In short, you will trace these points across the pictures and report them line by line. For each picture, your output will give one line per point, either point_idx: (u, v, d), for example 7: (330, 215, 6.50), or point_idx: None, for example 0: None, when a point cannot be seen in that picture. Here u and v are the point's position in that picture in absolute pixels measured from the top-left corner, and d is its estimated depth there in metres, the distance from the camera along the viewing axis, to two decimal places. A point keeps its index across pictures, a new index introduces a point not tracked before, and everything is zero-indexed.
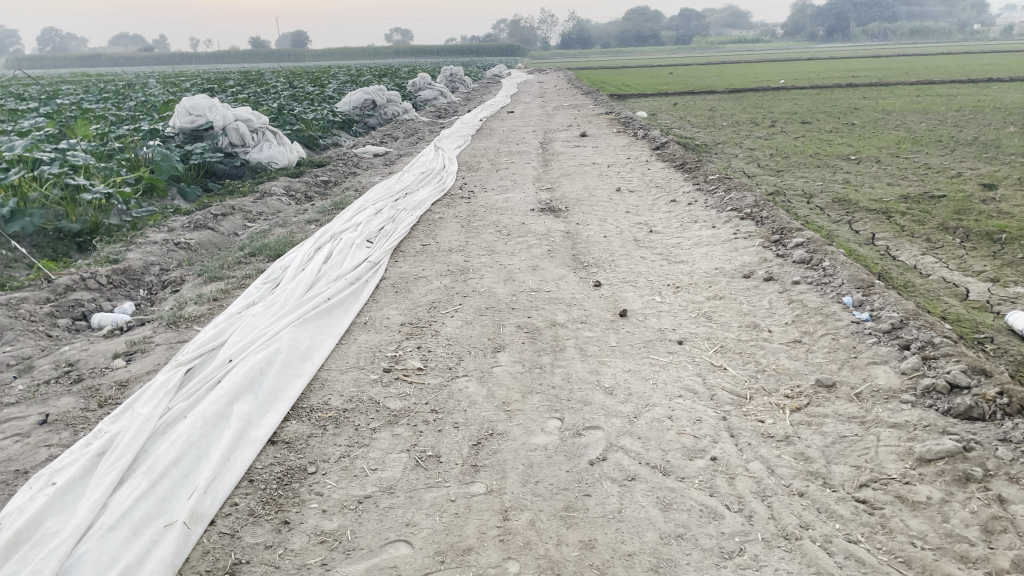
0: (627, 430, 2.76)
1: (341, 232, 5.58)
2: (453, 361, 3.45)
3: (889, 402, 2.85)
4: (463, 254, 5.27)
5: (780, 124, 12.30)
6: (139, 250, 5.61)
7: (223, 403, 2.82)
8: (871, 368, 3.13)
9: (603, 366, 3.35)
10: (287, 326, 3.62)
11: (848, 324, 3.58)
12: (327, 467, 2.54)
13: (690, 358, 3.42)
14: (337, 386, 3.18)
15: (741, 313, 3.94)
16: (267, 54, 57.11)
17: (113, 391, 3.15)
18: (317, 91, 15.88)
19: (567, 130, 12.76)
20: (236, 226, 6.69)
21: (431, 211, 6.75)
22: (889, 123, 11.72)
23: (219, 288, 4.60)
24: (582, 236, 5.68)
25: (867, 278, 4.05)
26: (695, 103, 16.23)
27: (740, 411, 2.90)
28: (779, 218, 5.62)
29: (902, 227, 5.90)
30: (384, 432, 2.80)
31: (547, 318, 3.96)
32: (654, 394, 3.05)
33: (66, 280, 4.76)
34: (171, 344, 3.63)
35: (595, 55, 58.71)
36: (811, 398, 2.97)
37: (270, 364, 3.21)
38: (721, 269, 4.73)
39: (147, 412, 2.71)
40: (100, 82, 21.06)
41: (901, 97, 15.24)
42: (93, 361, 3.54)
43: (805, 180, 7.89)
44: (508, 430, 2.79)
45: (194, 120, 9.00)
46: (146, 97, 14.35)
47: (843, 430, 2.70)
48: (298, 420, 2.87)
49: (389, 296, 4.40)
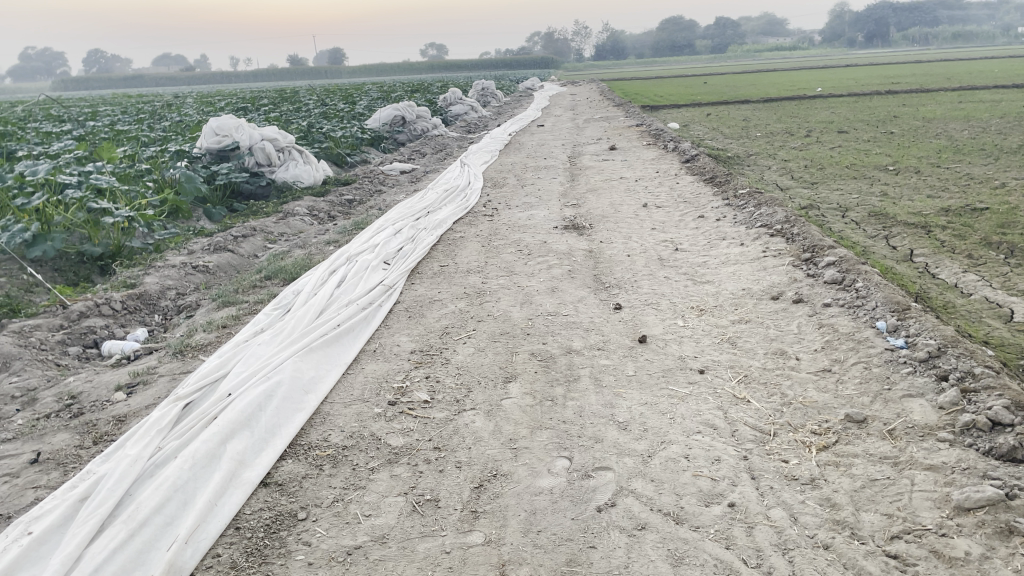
0: (640, 471, 2.58)
1: (358, 254, 5.48)
2: (461, 393, 3.30)
3: (925, 440, 2.64)
4: (482, 276, 5.14)
5: (816, 134, 12.00)
6: (157, 273, 5.57)
7: (215, 441, 2.72)
8: (905, 402, 2.91)
9: (618, 399, 3.17)
10: (292, 356, 3.51)
11: (881, 351, 3.36)
12: (318, 513, 2.41)
13: (710, 389, 3.22)
14: (338, 421, 3.05)
15: (768, 338, 3.74)
16: (303, 72, 57.90)
17: (109, 427, 3.06)
18: (347, 109, 15.91)
19: (597, 143, 12.59)
20: (257, 248, 6.64)
21: (452, 229, 6.64)
22: (929, 131, 11.37)
23: (231, 314, 4.52)
24: (605, 255, 5.52)
25: (903, 301, 3.82)
26: (728, 113, 15.95)
27: (762, 449, 2.71)
28: (811, 234, 5.39)
29: (942, 242, 5.64)
30: (382, 472, 2.66)
31: (563, 345, 3.80)
32: (670, 430, 2.86)
33: (81, 307, 4.71)
34: (174, 376, 3.54)
35: (629, 66, 58.47)
36: (839, 435, 2.76)
37: (270, 398, 3.10)
38: (748, 289, 4.52)
39: (135, 452, 2.62)
40: (138, 104, 21.42)
41: (942, 103, 14.82)
42: (94, 394, 3.45)
43: (841, 193, 7.63)
44: (513, 470, 2.63)
45: (220, 141, 8.99)
46: (181, 118, 14.52)
47: (874, 472, 2.50)
48: (295, 459, 2.75)
49: (402, 322, 4.27)
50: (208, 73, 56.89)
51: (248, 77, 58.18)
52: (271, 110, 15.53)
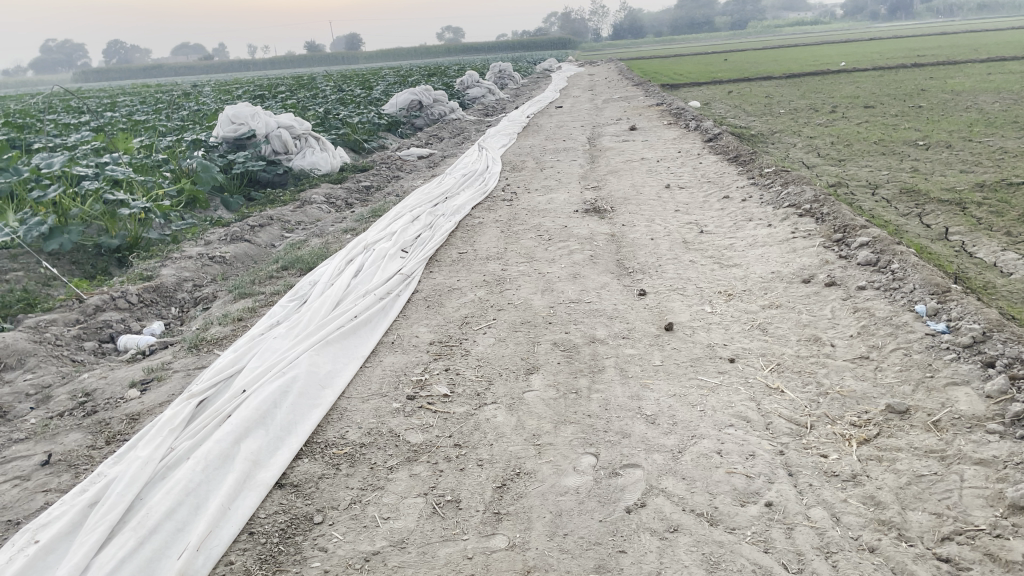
0: (670, 469, 2.46)
1: (375, 242, 5.37)
2: (481, 386, 3.18)
3: (973, 432, 2.49)
4: (502, 262, 5.02)
5: (841, 110, 11.72)
6: (174, 264, 5.49)
7: (230, 441, 2.63)
8: (950, 391, 2.76)
9: (645, 390, 3.04)
10: (308, 350, 3.41)
11: (921, 336, 3.20)
12: (335, 516, 2.31)
13: (742, 379, 3.09)
14: (356, 417, 2.95)
15: (800, 324, 3.59)
16: (319, 59, 57.84)
17: (122, 427, 2.99)
18: (365, 94, 15.78)
19: (616, 123, 12.39)
20: (274, 237, 6.56)
21: (471, 215, 6.52)
22: (959, 104, 11.06)
23: (247, 306, 4.43)
24: (628, 239, 5.37)
25: (942, 283, 3.65)
26: (752, 90, 15.64)
27: (799, 443, 2.58)
28: (841, 214, 5.20)
29: (978, 219, 5.43)
30: (401, 471, 2.56)
31: (586, 334, 3.68)
32: (700, 424, 2.74)
33: (97, 300, 4.63)
34: (189, 372, 3.46)
35: (647, 45, 57.85)
36: (880, 427, 2.62)
37: (285, 395, 3.00)
38: (778, 273, 4.36)
39: (146, 454, 2.54)
40: (155, 95, 21.27)
41: (971, 75, 14.44)
42: (108, 391, 3.37)
43: (870, 169, 7.42)
44: (537, 468, 2.52)
45: (237, 129, 8.89)
46: (198, 107, 14.48)
47: (921, 468, 2.35)
48: (311, 458, 2.65)
49: (420, 312, 4.17)
50: (227, 61, 56.88)
51: (265, 65, 58.07)
52: (287, 97, 15.43)
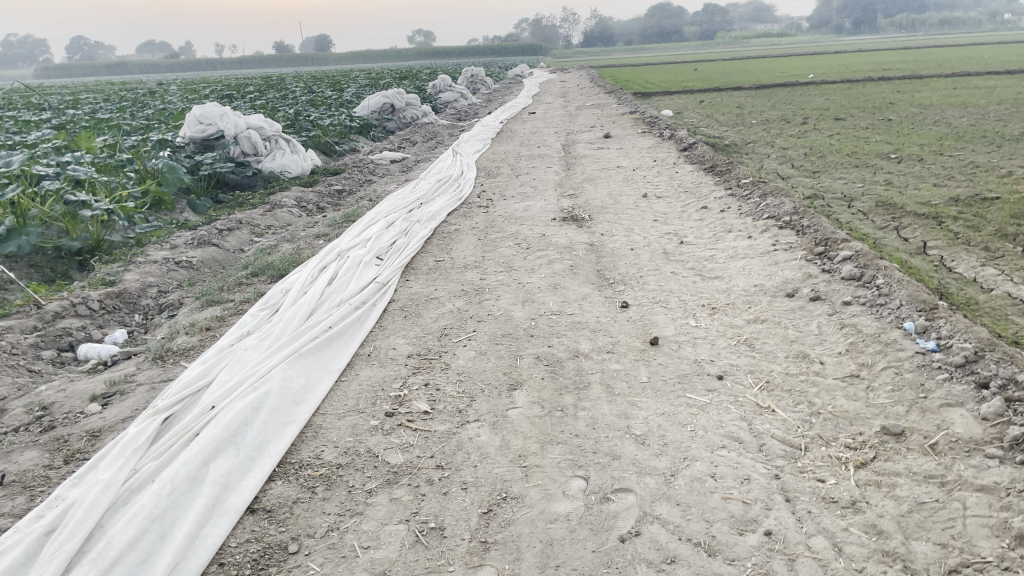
0: (663, 494, 2.36)
1: (349, 249, 5.22)
2: (463, 402, 3.06)
3: (972, 457, 2.44)
4: (480, 271, 4.90)
5: (813, 121, 11.79)
6: (138, 270, 5.29)
7: (198, 462, 2.47)
8: (945, 412, 2.71)
9: (632, 409, 2.94)
10: (281, 363, 3.25)
11: (911, 354, 3.15)
12: (311, 545, 2.18)
13: (731, 397, 3.00)
14: (331, 436, 2.81)
15: (787, 340, 3.52)
16: (287, 60, 57.22)
17: (82, 444, 2.81)
18: (335, 96, 15.57)
19: (590, 131, 12.33)
20: (243, 241, 6.37)
21: (447, 222, 6.40)
22: (928, 118, 11.18)
23: (215, 314, 4.26)
24: (607, 249, 5.29)
25: (929, 299, 3.61)
26: (723, 100, 15.71)
27: (795, 467, 2.49)
28: (822, 226, 5.17)
29: (956, 234, 5.43)
30: (380, 495, 2.42)
31: (569, 348, 3.57)
32: (692, 445, 2.65)
33: (56, 307, 4.43)
34: (154, 385, 3.28)
35: (617, 54, 58.23)
36: (877, 450, 2.55)
37: (257, 412, 2.85)
38: (761, 286, 4.30)
39: (108, 477, 2.38)
40: (119, 91, 20.83)
41: (938, 90, 14.63)
42: (67, 404, 3.19)
43: (844, 182, 7.44)
44: (524, 493, 2.40)
45: (204, 129, 8.68)
46: (165, 106, 14.17)
47: (921, 495, 2.29)
48: (285, 481, 2.51)
49: (397, 322, 4.03)
50: (194, 59, 56.04)
51: (234, 64, 57.36)
52: (257, 98, 15.16)
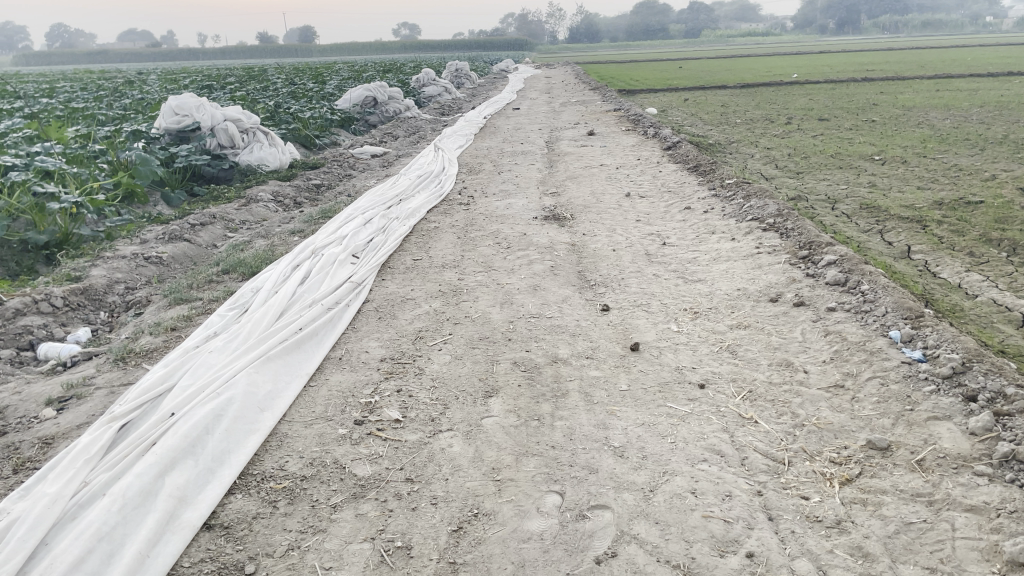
0: (642, 511, 2.26)
1: (324, 246, 5.09)
2: (436, 410, 2.95)
3: (961, 475, 2.36)
4: (458, 271, 4.79)
5: (797, 121, 11.75)
6: (105, 265, 5.14)
7: (153, 474, 2.35)
8: (932, 426, 2.63)
9: (611, 419, 2.85)
10: (247, 367, 3.12)
11: (897, 364, 3.08)
12: (269, 566, 2.06)
13: (713, 407, 2.91)
14: (297, 445, 2.69)
15: (770, 347, 3.43)
16: (271, 50, 56.68)
17: (34, 452, 2.67)
18: (317, 88, 15.36)
19: (574, 127, 12.23)
20: (216, 236, 6.21)
21: (426, 219, 6.27)
22: (911, 120, 11.16)
23: (182, 313, 4.11)
24: (589, 250, 5.19)
25: (915, 307, 3.54)
26: (708, 99, 15.64)
27: (778, 483, 2.40)
28: (806, 230, 5.10)
29: (941, 238, 5.38)
30: (345, 510, 2.31)
31: (548, 353, 3.47)
32: (672, 458, 2.55)
33: (17, 303, 4.26)
34: (113, 389, 3.14)
35: (602, 50, 58.20)
36: (863, 466, 2.47)
37: (218, 420, 2.72)
38: (744, 290, 4.22)
39: (56, 490, 2.25)
40: (97, 80, 20.54)
41: (921, 91, 14.62)
42: (21, 408, 3.05)
43: (828, 183, 7.38)
44: (497, 509, 2.30)
45: (180, 121, 8.51)
46: (143, 96, 13.95)
47: (909, 514, 2.20)
48: (245, 494, 2.38)
49: (371, 324, 3.91)
50: (176, 49, 55.45)
51: (217, 55, 56.78)
52: (237, 89, 14.92)
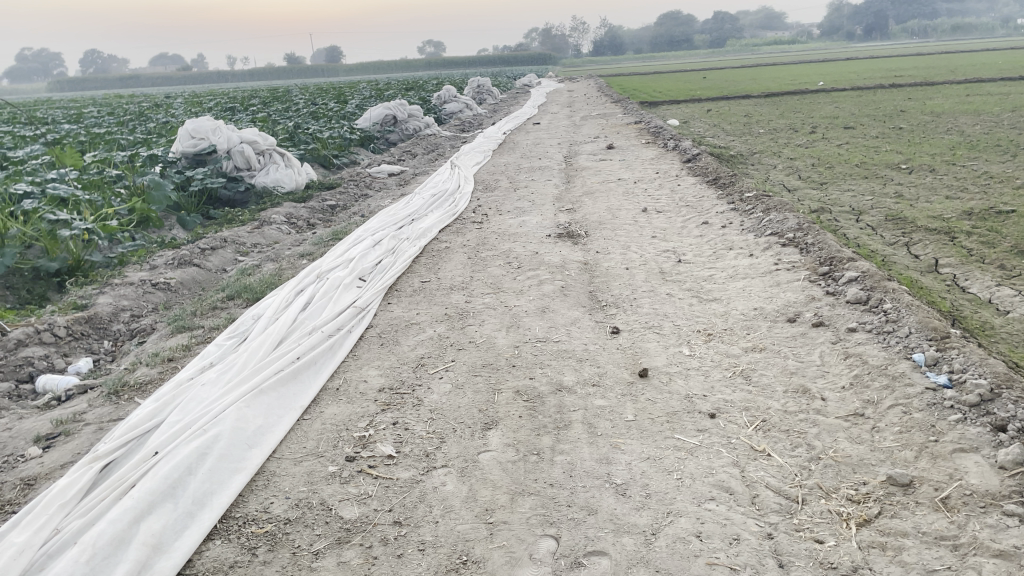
0: (642, 557, 2.11)
1: (329, 270, 5.00)
2: (432, 444, 2.82)
3: (988, 515, 2.18)
4: (466, 293, 4.67)
5: (822, 130, 11.51)
6: (112, 292, 5.09)
7: (127, 520, 2.25)
8: (959, 459, 2.45)
9: (614, 453, 2.69)
10: (238, 400, 3.03)
11: (921, 390, 2.89)
12: None
13: (723, 439, 2.74)
14: (284, 485, 2.57)
15: (786, 372, 3.26)
16: (298, 71, 57.36)
17: (14, 495, 2.59)
18: (338, 108, 15.39)
19: (593, 142, 12.11)
20: (226, 261, 6.16)
21: (437, 239, 6.16)
22: (940, 126, 10.87)
23: (182, 342, 4.04)
24: (602, 269, 5.04)
25: (940, 327, 3.35)
26: (731, 109, 15.43)
27: (790, 524, 2.23)
28: (827, 244, 4.91)
29: (970, 251, 5.15)
30: (328, 558, 2.18)
31: (552, 381, 3.32)
32: (677, 497, 2.39)
33: (20, 333, 4.21)
34: (102, 426, 3.05)
35: (627, 62, 58.09)
36: (882, 505, 2.29)
37: (202, 459, 2.62)
38: (761, 309, 4.05)
39: (24, 540, 2.17)
40: (126, 104, 20.83)
41: (951, 97, 14.26)
42: (9, 446, 2.97)
43: (853, 194, 7.16)
44: (487, 556, 2.16)
45: (196, 144, 8.51)
46: (167, 120, 14.06)
47: (932, 560, 2.03)
48: (224, 540, 2.27)
49: (373, 351, 3.80)
50: (205, 73, 56.31)
51: (248, 77, 57.65)
52: (259, 112, 15.01)
